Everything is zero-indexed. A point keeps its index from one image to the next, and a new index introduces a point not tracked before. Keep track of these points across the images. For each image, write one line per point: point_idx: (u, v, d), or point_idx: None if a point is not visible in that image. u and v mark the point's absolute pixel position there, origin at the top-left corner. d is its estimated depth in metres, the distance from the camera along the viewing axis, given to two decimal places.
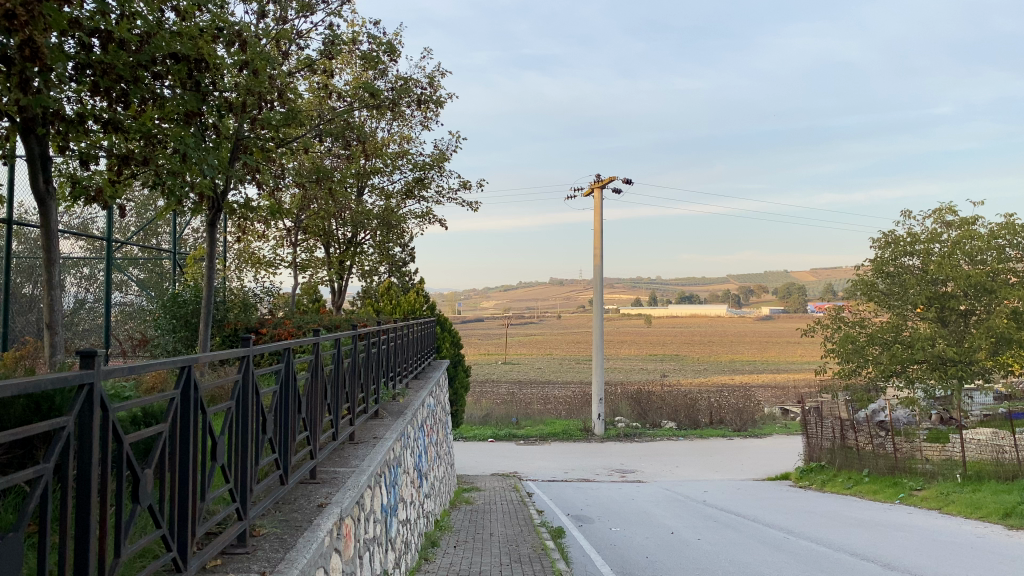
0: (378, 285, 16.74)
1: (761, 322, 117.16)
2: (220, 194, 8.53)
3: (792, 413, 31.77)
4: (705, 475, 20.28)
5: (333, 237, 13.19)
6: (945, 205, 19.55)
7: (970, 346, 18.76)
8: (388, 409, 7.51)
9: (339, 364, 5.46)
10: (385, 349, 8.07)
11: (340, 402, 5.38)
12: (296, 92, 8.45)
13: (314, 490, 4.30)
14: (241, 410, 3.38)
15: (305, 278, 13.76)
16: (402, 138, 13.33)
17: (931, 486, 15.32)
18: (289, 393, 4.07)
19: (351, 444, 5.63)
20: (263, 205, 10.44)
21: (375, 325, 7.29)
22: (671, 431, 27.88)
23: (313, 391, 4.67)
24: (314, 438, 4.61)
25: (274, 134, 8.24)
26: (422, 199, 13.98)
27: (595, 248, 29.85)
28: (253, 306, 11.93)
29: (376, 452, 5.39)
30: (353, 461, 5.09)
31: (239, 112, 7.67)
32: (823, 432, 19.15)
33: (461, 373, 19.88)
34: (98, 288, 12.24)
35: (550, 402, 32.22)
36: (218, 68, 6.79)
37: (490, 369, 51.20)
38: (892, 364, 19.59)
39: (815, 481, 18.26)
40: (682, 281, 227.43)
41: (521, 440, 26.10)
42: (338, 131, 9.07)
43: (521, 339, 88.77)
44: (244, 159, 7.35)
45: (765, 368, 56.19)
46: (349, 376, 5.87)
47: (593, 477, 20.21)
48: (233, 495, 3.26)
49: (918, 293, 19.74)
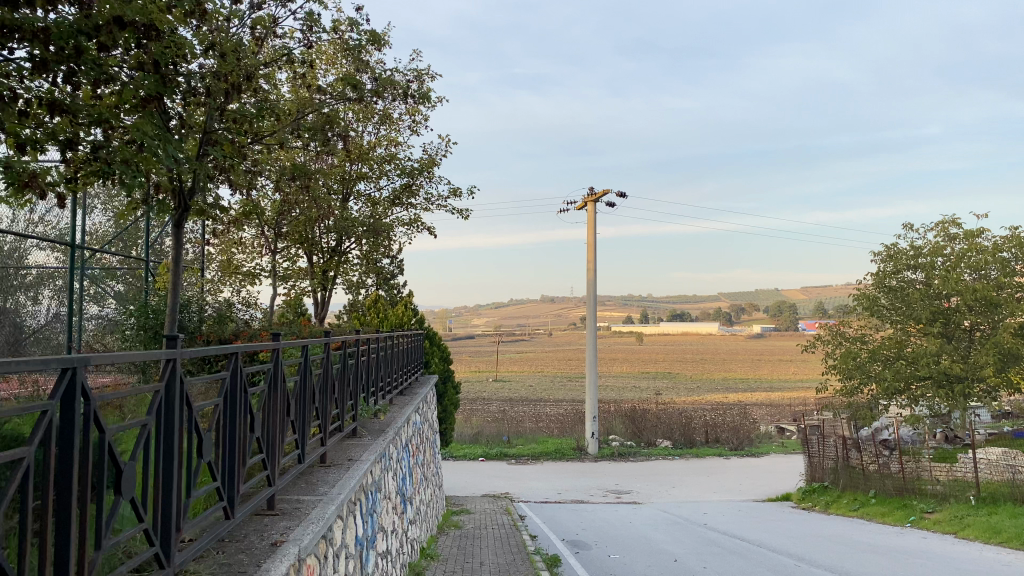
0: (365, 298, 16.07)
1: (753, 340, 116.59)
2: (186, 194, 7.73)
3: (788, 432, 31.12)
4: (704, 496, 19.58)
5: (316, 244, 12.43)
6: (948, 217, 19.03)
7: (976, 362, 18.21)
8: (368, 427, 6.79)
9: (309, 375, 4.75)
10: (364, 363, 7.36)
11: (307, 419, 4.66)
12: (270, 83, 7.80)
13: (270, 525, 3.62)
14: (162, 425, 2.71)
15: (287, 289, 13.06)
16: (389, 142, 12.69)
17: (943, 508, 14.68)
18: (236, 406, 3.37)
19: (321, 467, 4.93)
20: (241, 208, 9.78)
21: (355, 332, 6.57)
22: (665, 450, 27.20)
23: (273, 405, 3.96)
24: (274, 462, 3.91)
25: (247, 129, 7.58)
26: (410, 206, 13.31)
27: (588, 263, 29.21)
28: (232, 318, 11.23)
29: (348, 476, 4.69)
30: (320, 488, 4.38)
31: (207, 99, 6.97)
32: (826, 451, 18.52)
33: (451, 391, 19.16)
34: (73, 301, 11.53)
35: (542, 420, 31.47)
36: (180, 47, 6.17)
37: (482, 387, 50.45)
38: (896, 382, 18.99)
39: (819, 503, 17.60)
40: (673, 299, 227.52)
41: (513, 460, 25.36)
42: (318, 127, 8.28)
43: (512, 356, 87.91)
44: (210, 152, 6.73)
45: (758, 386, 55.54)
46: (320, 390, 5.14)
47: (587, 499, 19.47)
48: (151, 537, 2.60)
49: (923, 308, 19.19)
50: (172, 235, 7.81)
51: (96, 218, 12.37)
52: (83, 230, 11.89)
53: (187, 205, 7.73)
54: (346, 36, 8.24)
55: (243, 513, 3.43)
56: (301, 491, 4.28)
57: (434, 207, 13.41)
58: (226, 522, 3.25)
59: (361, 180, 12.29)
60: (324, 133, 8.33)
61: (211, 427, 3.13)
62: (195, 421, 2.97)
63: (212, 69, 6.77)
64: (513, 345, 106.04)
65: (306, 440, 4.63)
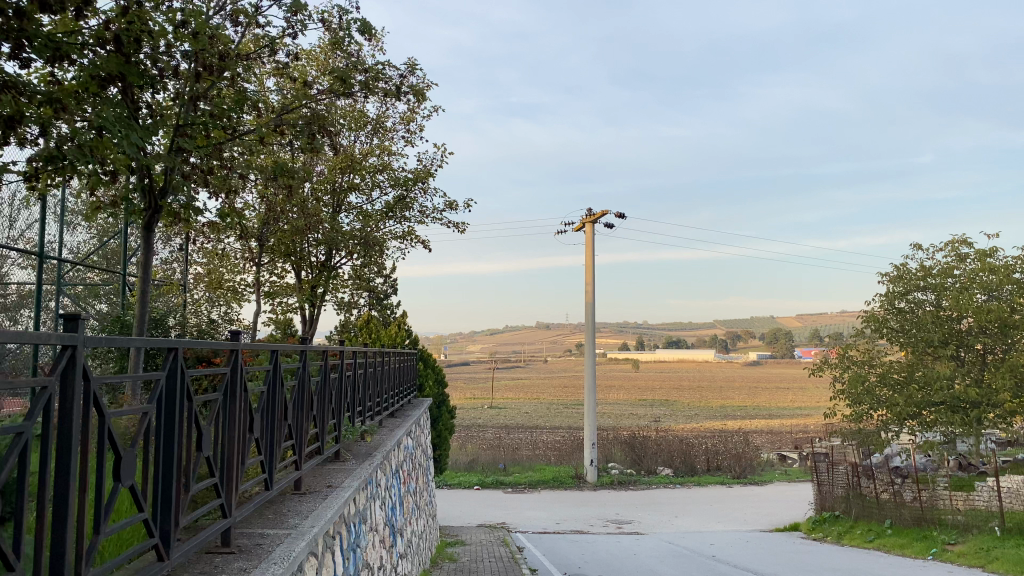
0: (356, 317, 15.40)
1: (750, 367, 115.73)
2: (157, 196, 7.08)
3: (790, 460, 30.30)
4: (709, 526, 18.78)
5: (306, 260, 11.77)
6: (959, 236, 18.45)
7: (991, 386, 17.56)
8: (353, 451, 6.09)
9: (280, 386, 4.05)
10: (350, 379, 6.67)
11: (277, 439, 3.97)
12: (250, 74, 7.18)
13: (221, 565, 2.93)
14: (52, 432, 1.98)
15: (274, 307, 12.36)
16: (383, 151, 12.10)
17: (965, 540, 13.95)
18: (175, 416, 2.65)
19: (295, 495, 4.24)
20: (224, 216, 9.14)
21: (339, 343, 5.90)
22: (666, 478, 26.38)
23: (232, 420, 3.26)
24: (230, 490, 3.21)
25: (224, 122, 6.96)
26: (404, 219, 12.69)
27: (587, 285, 28.54)
28: (215, 337, 10.54)
29: (324, 505, 3.98)
30: (290, 520, 3.68)
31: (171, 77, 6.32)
32: (835, 479, 17.79)
33: (447, 416, 18.42)
34: (52, 322, 10.81)
35: (539, 448, 30.60)
36: (147, 27, 5.65)
37: (477, 414, 49.47)
38: (908, 407, 18.29)
39: (830, 533, 16.80)
40: (667, 326, 226.91)
41: (510, 489, 24.50)
42: (302, 124, 7.65)
43: (507, 383, 86.88)
44: (177, 139, 6.19)
45: (758, 413, 54.80)
46: (295, 407, 4.44)
47: (588, 529, 18.64)
48: None
49: (934, 330, 18.61)
50: (140, 239, 7.09)
51: (79, 234, 11.71)
52: (63, 246, 11.20)
53: (158, 205, 7.07)
54: (332, 26, 7.61)
55: (181, 554, 2.72)
56: (266, 525, 3.57)
57: (430, 220, 12.77)
58: (158, 564, 2.54)
59: (352, 191, 11.67)
60: (310, 131, 7.70)
61: (140, 439, 2.43)
62: (109, 430, 2.24)
63: (189, 53, 6.29)
64: (508, 372, 104.98)
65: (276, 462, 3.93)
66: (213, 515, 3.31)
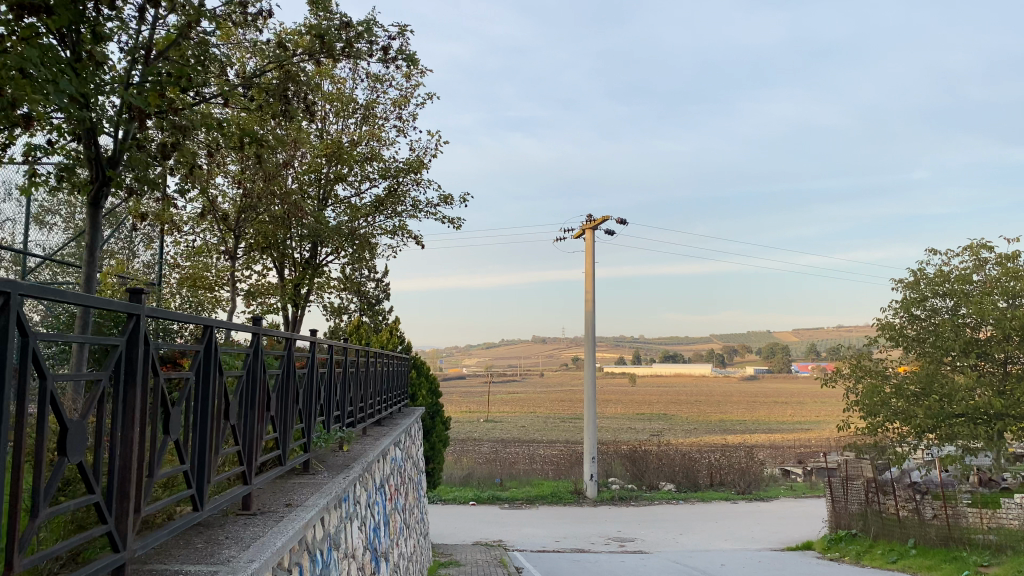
0: (347, 323, 14.55)
1: (749, 382, 114.62)
2: (104, 167, 6.07)
3: (793, 474, 29.33)
4: (716, 544, 17.81)
5: (289, 257, 10.85)
6: (978, 240, 17.65)
7: (1014, 397, 16.63)
8: (327, 462, 5.16)
9: (218, 373, 3.07)
10: (327, 375, 5.76)
11: (211, 443, 3.00)
12: (214, 31, 6.33)
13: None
14: None
15: (256, 309, 11.43)
16: (372, 139, 11.23)
17: (1000, 561, 13.01)
18: (7, 412, 1.66)
19: (235, 518, 3.28)
20: (195, 200, 8.25)
21: (312, 334, 4.99)
22: (670, 494, 25.38)
23: (130, 414, 2.26)
24: (122, 512, 2.22)
25: (184, 80, 6.04)
26: (396, 214, 11.78)
27: (587, 293, 27.65)
28: None
29: (271, 533, 3.03)
30: (222, 552, 2.74)
31: (114, 18, 5.46)
32: (850, 495, 16.89)
33: (440, 427, 17.49)
34: None
35: (537, 462, 29.56)
36: None
37: (474, 428, 48.35)
38: (927, 419, 17.41)
39: (848, 552, 15.81)
40: (663, 341, 225.86)
41: (506, 504, 23.52)
42: (275, 88, 6.76)
43: (504, 397, 86.00)
44: (123, 93, 5.33)
45: (758, 427, 53.80)
46: (242, 402, 3.48)
47: (588, 547, 17.63)
48: None
49: (953, 339, 17.75)
50: (86, 218, 6.12)
51: (54, 234, 10.87)
52: (34, 244, 10.28)
53: (105, 177, 6.08)
54: None
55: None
56: (187, 560, 2.62)
57: (424, 213, 11.86)
58: None
59: (339, 180, 10.79)
60: (284, 98, 6.83)
61: None
62: None
63: None
64: (505, 386, 103.85)
65: (206, 476, 2.96)
66: (101, 550, 2.33)
